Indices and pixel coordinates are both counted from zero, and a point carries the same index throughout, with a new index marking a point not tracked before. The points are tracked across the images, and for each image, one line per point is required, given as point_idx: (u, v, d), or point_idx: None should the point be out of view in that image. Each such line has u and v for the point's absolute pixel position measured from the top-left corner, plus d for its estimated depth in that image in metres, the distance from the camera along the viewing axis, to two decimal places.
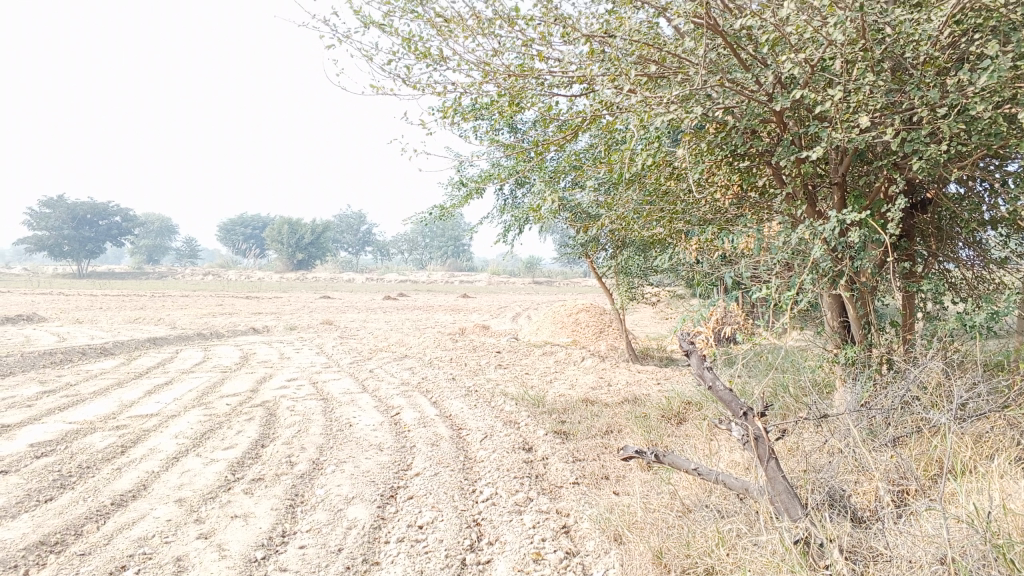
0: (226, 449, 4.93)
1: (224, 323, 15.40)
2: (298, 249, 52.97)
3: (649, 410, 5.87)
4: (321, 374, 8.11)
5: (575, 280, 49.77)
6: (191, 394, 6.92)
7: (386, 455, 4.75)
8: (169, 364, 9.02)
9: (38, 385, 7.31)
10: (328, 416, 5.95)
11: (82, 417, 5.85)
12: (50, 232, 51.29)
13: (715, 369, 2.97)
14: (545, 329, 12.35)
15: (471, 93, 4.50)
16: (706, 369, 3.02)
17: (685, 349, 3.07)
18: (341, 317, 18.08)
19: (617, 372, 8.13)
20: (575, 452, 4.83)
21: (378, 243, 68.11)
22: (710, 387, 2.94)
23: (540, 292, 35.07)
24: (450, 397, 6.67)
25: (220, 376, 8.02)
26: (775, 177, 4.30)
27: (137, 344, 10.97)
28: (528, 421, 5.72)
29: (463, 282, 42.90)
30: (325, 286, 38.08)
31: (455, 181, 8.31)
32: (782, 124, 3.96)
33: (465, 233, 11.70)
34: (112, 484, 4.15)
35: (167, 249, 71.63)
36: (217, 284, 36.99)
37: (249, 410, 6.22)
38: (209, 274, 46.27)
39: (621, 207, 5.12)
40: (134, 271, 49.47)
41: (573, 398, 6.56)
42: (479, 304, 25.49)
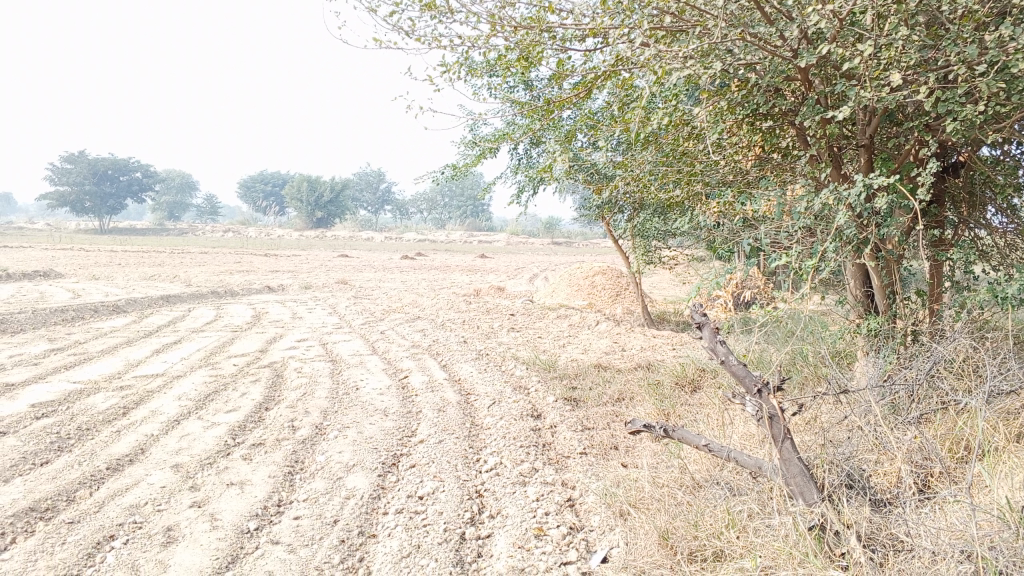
0: (228, 412, 4.85)
1: (240, 280, 15.36)
2: (317, 207, 52.91)
3: (663, 376, 5.72)
4: (332, 335, 8.02)
5: (594, 241, 49.47)
6: (199, 354, 6.85)
7: (391, 420, 4.64)
8: (180, 322, 8.96)
9: (46, 344, 7.27)
10: (335, 378, 5.86)
11: (87, 377, 5.79)
12: (72, 188, 51.52)
13: (729, 342, 2.77)
14: (561, 291, 12.18)
15: (479, 48, 4.29)
16: (719, 342, 2.82)
17: (697, 321, 2.87)
18: (357, 276, 17.99)
19: (632, 337, 7.97)
20: (584, 421, 4.70)
21: (397, 202, 67.93)
22: (723, 362, 2.74)
23: (559, 252, 34.83)
24: (460, 360, 6.55)
25: (230, 336, 7.95)
26: (798, 139, 4.10)
27: (151, 301, 10.94)
28: (537, 387, 5.59)
29: (481, 242, 42.72)
30: (344, 244, 38.02)
31: (468, 139, 8.10)
32: (807, 82, 3.75)
33: (481, 193, 11.51)
34: (109, 448, 4.07)
35: (188, 205, 71.91)
36: (235, 242, 37.07)
37: (256, 371, 6.13)
38: (228, 231, 46.35)
39: (637, 167, 4.92)
40: (155, 228, 49.67)
41: (585, 363, 6.42)
42: (496, 264, 25.32)
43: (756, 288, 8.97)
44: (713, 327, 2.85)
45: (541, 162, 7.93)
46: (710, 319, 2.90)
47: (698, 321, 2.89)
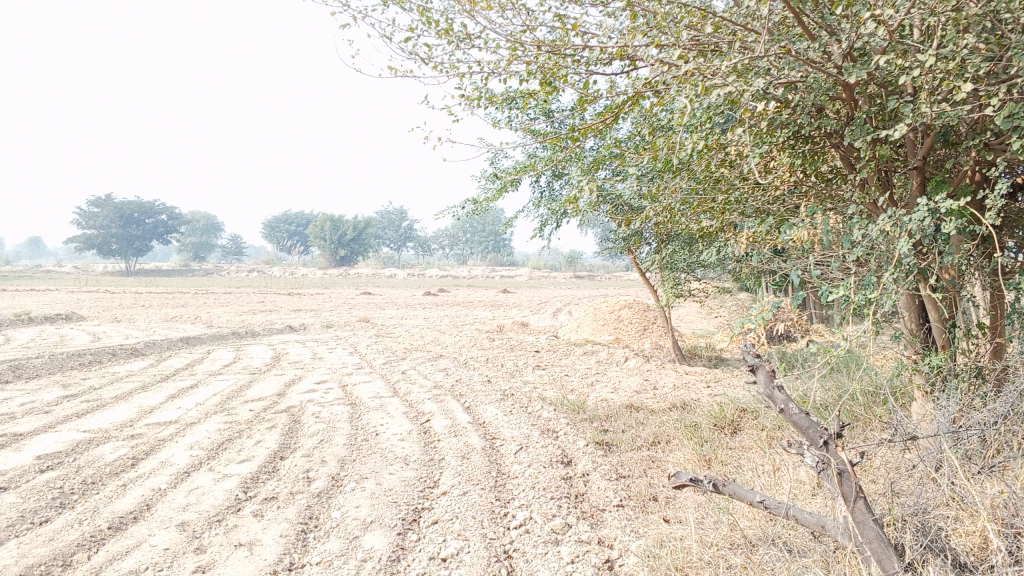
0: (241, 463, 4.60)
1: (260, 321, 15.19)
2: (340, 246, 53.08)
3: (700, 418, 5.40)
4: (352, 376, 7.77)
5: (617, 274, 49.21)
6: (215, 399, 6.62)
7: (412, 470, 4.35)
8: (198, 365, 8.76)
9: (60, 390, 7.08)
10: (354, 423, 5.60)
11: (97, 426, 5.57)
12: (98, 230, 52.16)
13: (788, 388, 2.46)
14: (586, 327, 11.89)
15: (499, 75, 4.07)
16: (775, 389, 2.51)
17: (751, 364, 2.56)
18: (378, 315, 17.77)
19: (663, 373, 7.65)
20: (618, 468, 4.39)
21: (419, 239, 68.06)
22: (782, 411, 2.44)
23: (582, 286, 34.51)
24: (484, 402, 6.27)
25: (247, 378, 7.72)
26: (843, 162, 3.84)
27: (170, 343, 10.77)
28: (567, 430, 5.29)
29: (504, 277, 42.54)
30: (366, 281, 37.89)
31: (489, 173, 7.89)
32: (853, 102, 3.49)
33: (503, 227, 11.29)
34: (112, 505, 3.82)
35: (213, 246, 72.57)
36: (258, 281, 37.14)
37: (273, 416, 5.89)
38: (252, 271, 46.55)
39: (667, 197, 4.66)
40: (180, 268, 49.99)
41: (616, 403, 6.11)
42: (518, 298, 25.02)
43: (790, 321, 8.63)
44: (769, 371, 2.54)
45: (564, 194, 7.70)
46: (766, 361, 2.59)
47: (751, 364, 2.59)
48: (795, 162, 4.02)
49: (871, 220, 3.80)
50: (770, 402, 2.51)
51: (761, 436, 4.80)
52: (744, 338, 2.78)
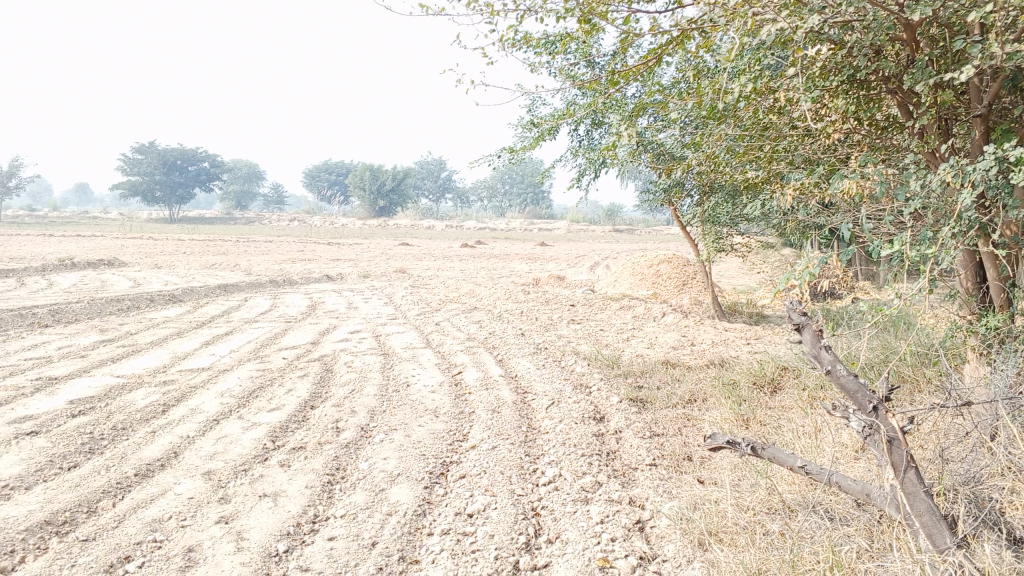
0: (270, 411, 4.57)
1: (298, 269, 15.26)
2: (379, 196, 53.14)
3: (738, 376, 5.25)
4: (385, 326, 7.72)
5: (656, 228, 48.70)
6: (249, 347, 6.61)
7: (441, 423, 4.27)
8: (235, 312, 8.79)
9: (98, 335, 7.14)
10: (386, 374, 5.55)
11: (131, 372, 5.59)
12: (142, 178, 52.82)
13: (836, 349, 2.29)
14: (624, 281, 11.72)
15: (535, 14, 3.88)
16: (823, 347, 2.33)
17: (796, 323, 2.39)
18: (415, 266, 17.74)
19: (701, 330, 7.48)
20: (652, 426, 4.27)
21: (458, 190, 67.83)
22: (828, 373, 2.27)
23: (620, 240, 34.15)
24: (517, 355, 6.17)
25: (282, 326, 7.72)
26: (901, 110, 3.61)
27: (208, 291, 10.84)
28: (600, 386, 5.18)
29: (542, 229, 42.30)
30: (405, 232, 37.91)
31: (526, 121, 7.69)
32: (914, 43, 3.25)
33: (540, 178, 11.09)
34: (140, 451, 3.81)
35: (253, 195, 73.20)
36: (298, 230, 37.39)
37: (305, 365, 5.86)
38: (293, 220, 46.86)
39: (712, 144, 4.46)
40: (222, 217, 50.52)
41: (652, 359, 5.97)
42: (556, 251, 24.84)
43: (834, 278, 8.37)
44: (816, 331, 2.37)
45: (603, 144, 7.48)
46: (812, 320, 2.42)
47: (795, 323, 2.41)
48: (849, 108, 3.79)
49: (929, 171, 3.57)
50: (816, 364, 2.35)
51: (802, 397, 4.64)
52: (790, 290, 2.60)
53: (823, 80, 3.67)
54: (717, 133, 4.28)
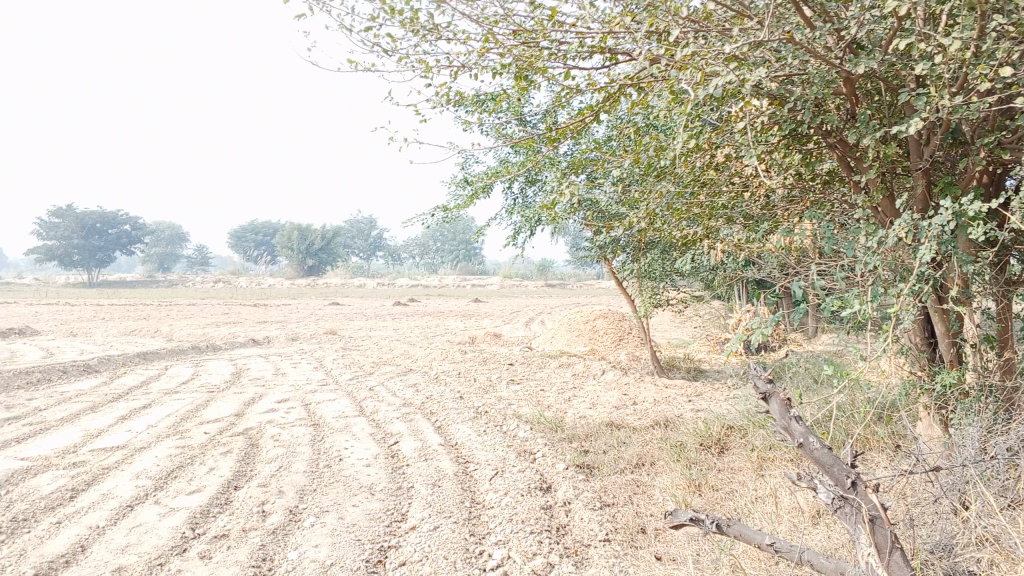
0: (190, 494, 4.21)
1: (224, 334, 14.66)
2: (308, 256, 52.38)
3: (684, 437, 5.11)
4: (316, 393, 7.37)
5: (587, 282, 49.14)
6: (168, 421, 6.18)
7: (378, 501, 3.99)
8: (154, 382, 8.31)
9: (1, 412, 6.60)
10: (317, 447, 5.22)
11: (36, 453, 5.13)
12: (59, 241, 50.97)
13: (808, 421, 2.33)
14: (560, 338, 11.58)
15: (470, 70, 3.76)
16: (793, 421, 2.36)
17: (764, 393, 2.41)
18: (346, 326, 17.30)
19: (642, 387, 7.36)
20: (602, 496, 4.08)
21: (389, 248, 67.41)
22: (802, 446, 2.30)
23: (553, 295, 34.19)
24: (456, 421, 5.92)
25: (205, 397, 7.30)
26: (842, 167, 3.60)
27: (126, 359, 10.27)
28: (544, 452, 4.97)
29: (474, 286, 42.19)
30: (335, 292, 37.23)
31: (459, 179, 7.57)
32: (854, 97, 3.25)
33: (473, 236, 10.94)
34: (41, 548, 3.41)
35: (177, 256, 71.37)
36: (223, 292, 36.40)
37: (229, 439, 5.49)
38: (219, 281, 45.68)
39: (652, 201, 4.38)
40: (143, 279, 48.94)
41: (595, 421, 5.79)
42: (489, 308, 24.64)
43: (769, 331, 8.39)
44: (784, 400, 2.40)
45: (538, 201, 7.40)
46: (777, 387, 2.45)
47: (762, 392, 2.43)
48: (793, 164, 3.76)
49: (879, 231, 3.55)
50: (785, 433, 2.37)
51: (752, 459, 4.51)
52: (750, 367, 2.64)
53: (765, 135, 3.65)
54: (658, 190, 4.20)
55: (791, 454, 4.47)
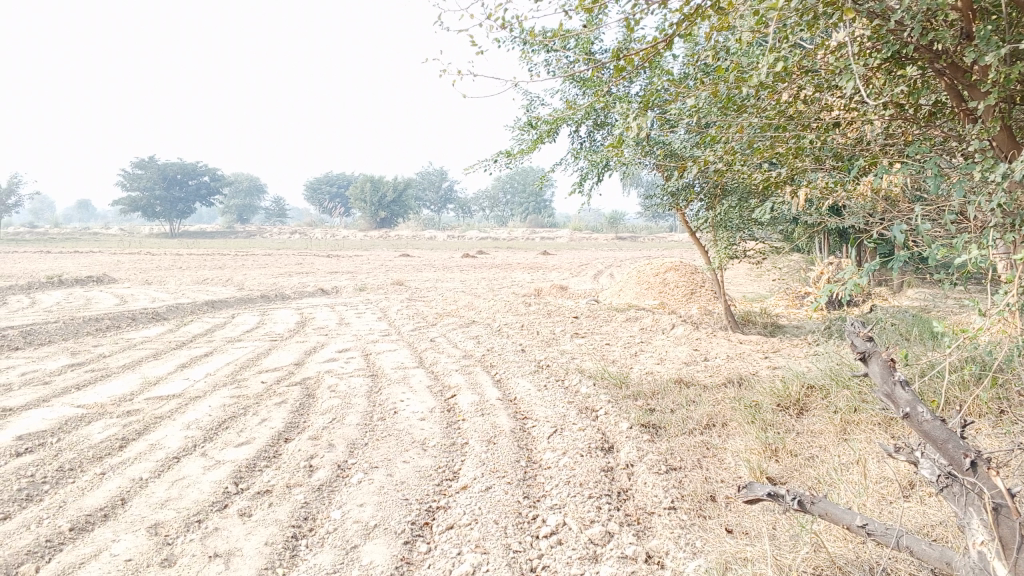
0: (239, 446, 4.09)
1: (293, 283, 14.70)
2: (380, 207, 52.76)
3: (760, 397, 4.76)
4: (377, 343, 7.23)
5: (659, 235, 48.26)
6: (227, 370, 6.11)
7: (430, 458, 3.78)
8: (218, 331, 8.30)
9: (67, 359, 6.64)
10: (372, 398, 5.06)
11: (92, 401, 5.10)
12: (142, 193, 52.43)
13: (914, 387, 1.93)
14: (629, 291, 11.22)
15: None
16: (897, 384, 1.96)
17: (859, 350, 2.02)
18: (414, 277, 17.22)
19: (715, 342, 6.99)
20: (669, 459, 3.79)
21: (459, 200, 67.36)
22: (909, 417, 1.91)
23: (623, 248, 33.56)
24: (517, 375, 5.68)
25: (267, 346, 7.23)
26: (952, 96, 3.15)
27: (194, 307, 10.34)
28: (608, 409, 4.70)
29: (543, 239, 41.83)
30: (405, 243, 37.27)
31: (524, 123, 7.23)
32: (970, 12, 2.81)
33: (539, 186, 10.59)
34: (82, 499, 3.31)
35: (254, 207, 72.88)
36: (296, 244, 36.93)
37: (285, 389, 5.38)
38: (293, 232, 46.40)
39: (730, 138, 3.99)
40: (222, 230, 50.06)
41: (664, 378, 5.47)
42: (559, 260, 24.28)
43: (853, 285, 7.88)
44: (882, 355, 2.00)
45: (606, 146, 7.01)
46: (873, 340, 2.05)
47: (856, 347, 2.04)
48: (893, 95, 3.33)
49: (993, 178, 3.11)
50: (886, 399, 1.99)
51: (835, 424, 4.14)
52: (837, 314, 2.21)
53: (864, 59, 3.21)
54: (739, 124, 3.80)
55: (879, 417, 4.08)
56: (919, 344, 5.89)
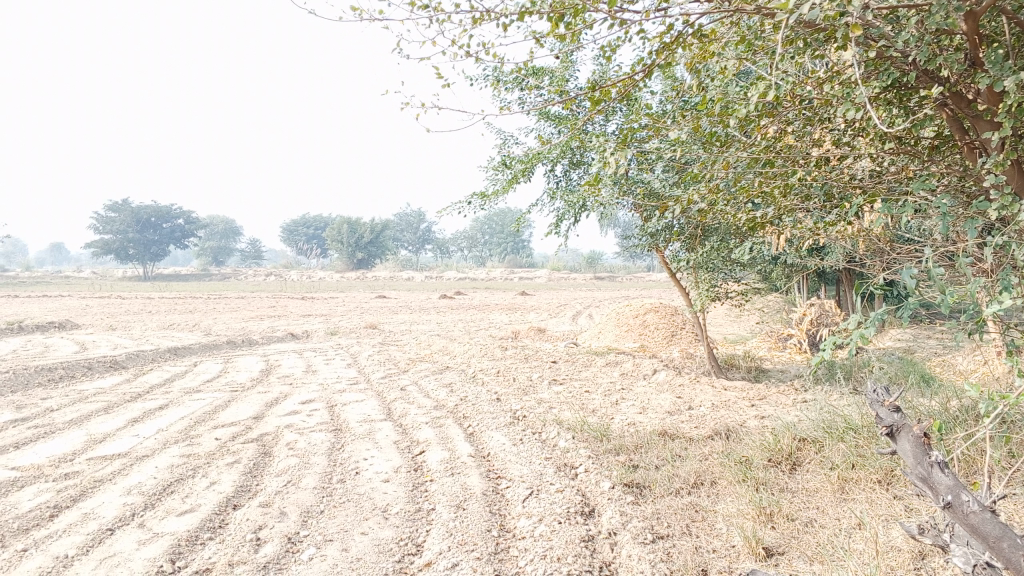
0: (181, 515, 3.70)
1: (261, 328, 14.25)
2: (358, 249, 52.43)
3: (749, 451, 4.46)
4: (343, 393, 6.85)
5: (636, 275, 48.23)
6: (181, 425, 5.70)
7: (392, 528, 3.42)
8: (178, 381, 7.88)
9: (10, 414, 6.20)
10: (334, 456, 4.69)
11: (28, 463, 4.68)
12: (115, 235, 51.69)
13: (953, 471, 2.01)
14: (608, 333, 10.93)
15: (495, 19, 2.93)
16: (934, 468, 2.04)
17: (895, 432, 2.07)
18: (388, 320, 16.81)
19: (699, 389, 6.69)
20: (655, 525, 3.46)
21: (437, 240, 67.11)
22: (949, 501, 1.98)
23: (602, 287, 33.38)
24: (491, 427, 5.33)
25: (228, 397, 6.82)
26: (954, 129, 2.91)
27: (156, 355, 9.89)
28: (588, 466, 4.37)
29: (521, 279, 41.62)
30: (382, 285, 36.86)
31: (497, 163, 6.99)
32: (977, 38, 2.55)
33: (516, 227, 10.32)
34: None
35: (229, 249, 72.19)
36: (271, 286, 36.37)
37: (241, 447, 4.99)
38: (269, 275, 45.82)
39: (715, 176, 3.73)
40: (196, 273, 49.33)
41: (646, 430, 5.15)
42: (537, 301, 23.96)
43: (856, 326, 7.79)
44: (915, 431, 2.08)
45: (583, 185, 6.77)
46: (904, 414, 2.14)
47: (888, 424, 2.11)
48: (894, 126, 3.10)
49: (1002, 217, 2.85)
50: (921, 480, 2.07)
51: (832, 482, 3.84)
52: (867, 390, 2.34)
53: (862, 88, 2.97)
54: (725, 159, 3.54)
55: (879, 475, 3.79)
56: (913, 392, 5.62)
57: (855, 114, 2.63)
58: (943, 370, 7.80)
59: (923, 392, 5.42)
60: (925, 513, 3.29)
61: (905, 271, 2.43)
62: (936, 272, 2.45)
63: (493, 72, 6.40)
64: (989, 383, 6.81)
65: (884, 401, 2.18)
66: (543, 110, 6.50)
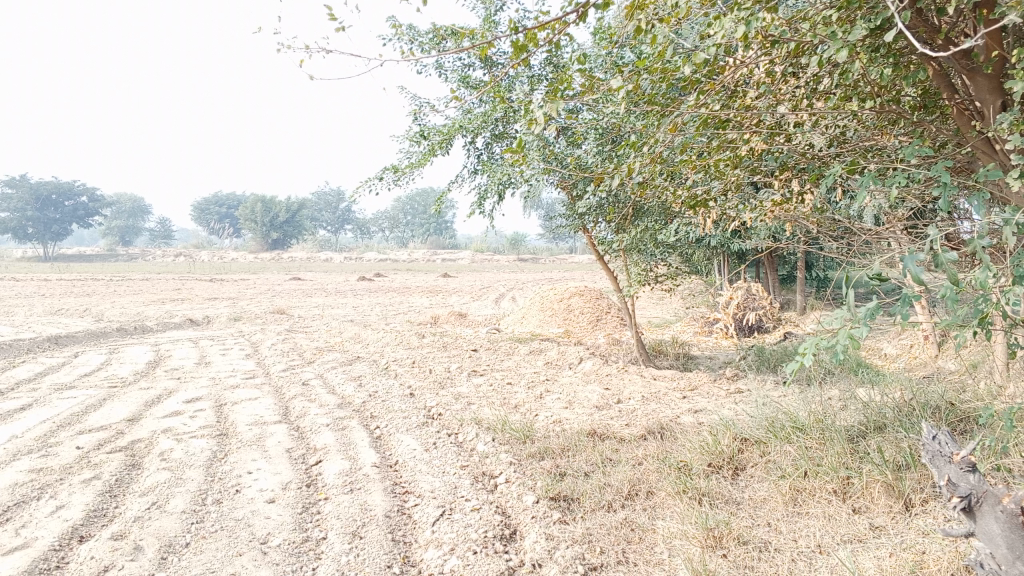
0: (7, 555, 2.99)
1: (160, 313, 13.19)
2: (274, 229, 50.71)
3: (688, 453, 3.99)
4: (236, 390, 6.12)
5: (559, 256, 48.16)
6: (38, 430, 4.89)
7: (270, 568, 2.81)
8: (50, 375, 6.98)
9: None
10: (213, 469, 4.02)
11: None
12: (12, 213, 48.59)
13: None
14: (531, 318, 10.42)
15: None
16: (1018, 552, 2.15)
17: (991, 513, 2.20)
18: (301, 304, 15.95)
19: (628, 379, 6.23)
20: (586, 551, 2.95)
21: (357, 221, 65.64)
22: None
23: (524, 269, 33.00)
24: (400, 430, 4.73)
25: (103, 395, 6.01)
26: (942, 86, 2.60)
27: (33, 345, 8.88)
28: (509, 476, 3.82)
29: (444, 260, 40.93)
30: (298, 266, 35.61)
31: (413, 133, 6.35)
32: None
33: (434, 206, 9.66)
34: None
35: (137, 228, 69.10)
36: (181, 266, 34.67)
37: (104, 459, 4.25)
38: (179, 255, 43.82)
39: (659, 142, 3.22)
40: (100, 253, 46.76)
41: (574, 429, 4.64)
42: (459, 283, 23.37)
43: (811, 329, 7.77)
44: (1005, 508, 2.18)
45: (506, 159, 6.21)
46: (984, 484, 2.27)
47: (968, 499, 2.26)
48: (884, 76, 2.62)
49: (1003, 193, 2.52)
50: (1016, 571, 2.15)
51: (782, 493, 3.40)
52: (939, 443, 2.48)
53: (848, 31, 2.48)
54: (672, 120, 3.06)
55: (834, 484, 3.38)
56: (853, 382, 5.29)
57: (842, 56, 2.15)
58: (870, 355, 7.59)
59: (864, 383, 5.09)
60: (893, 534, 2.87)
61: (909, 258, 1.95)
62: (947, 255, 1.98)
63: (407, 31, 5.77)
64: (920, 370, 6.59)
65: (963, 464, 2.33)
66: (463, 74, 5.91)
